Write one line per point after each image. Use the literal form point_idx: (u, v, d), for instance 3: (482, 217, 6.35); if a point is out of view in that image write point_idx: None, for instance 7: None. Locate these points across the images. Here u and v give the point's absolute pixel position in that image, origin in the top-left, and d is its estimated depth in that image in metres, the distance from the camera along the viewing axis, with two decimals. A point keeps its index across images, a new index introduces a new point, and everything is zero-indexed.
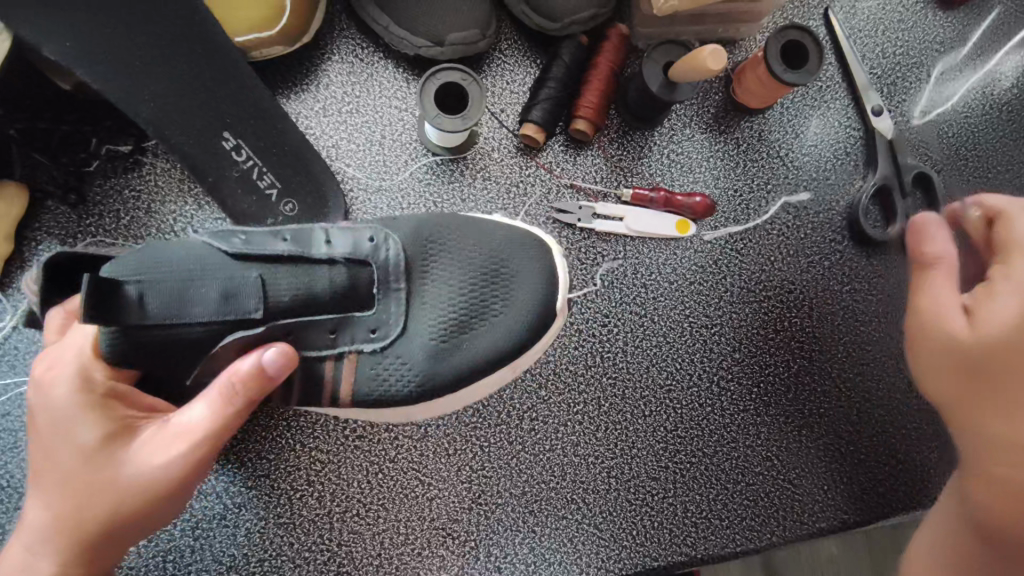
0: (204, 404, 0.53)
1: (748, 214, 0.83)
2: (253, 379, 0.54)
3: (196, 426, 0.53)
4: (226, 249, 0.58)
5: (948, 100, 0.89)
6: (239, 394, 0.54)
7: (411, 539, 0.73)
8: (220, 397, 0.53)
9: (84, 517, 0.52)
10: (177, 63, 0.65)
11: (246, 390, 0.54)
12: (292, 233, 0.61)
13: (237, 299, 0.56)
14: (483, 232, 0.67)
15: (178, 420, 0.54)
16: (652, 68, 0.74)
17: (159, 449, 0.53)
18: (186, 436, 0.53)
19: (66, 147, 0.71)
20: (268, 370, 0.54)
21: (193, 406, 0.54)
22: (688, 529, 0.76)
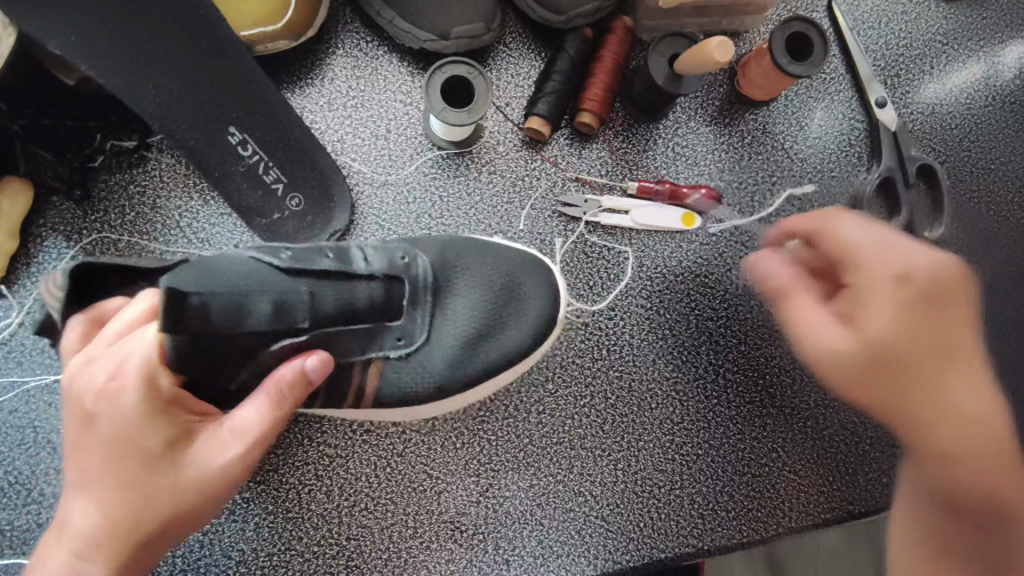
0: (257, 406, 0.53)
1: (752, 207, 0.83)
2: (305, 379, 0.54)
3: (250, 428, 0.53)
4: (274, 262, 0.57)
5: (951, 91, 0.89)
6: (291, 395, 0.54)
7: (419, 532, 0.73)
8: (273, 397, 0.53)
9: (141, 519, 0.51)
10: (182, 57, 0.65)
11: (298, 389, 0.54)
12: (333, 251, 0.61)
13: (289, 312, 0.55)
14: (495, 252, 0.71)
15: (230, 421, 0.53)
16: (657, 61, 0.74)
17: (214, 451, 0.53)
18: (243, 436, 0.53)
19: (71, 142, 0.70)
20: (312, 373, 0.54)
21: (244, 408, 0.53)
22: (696, 520, 0.76)
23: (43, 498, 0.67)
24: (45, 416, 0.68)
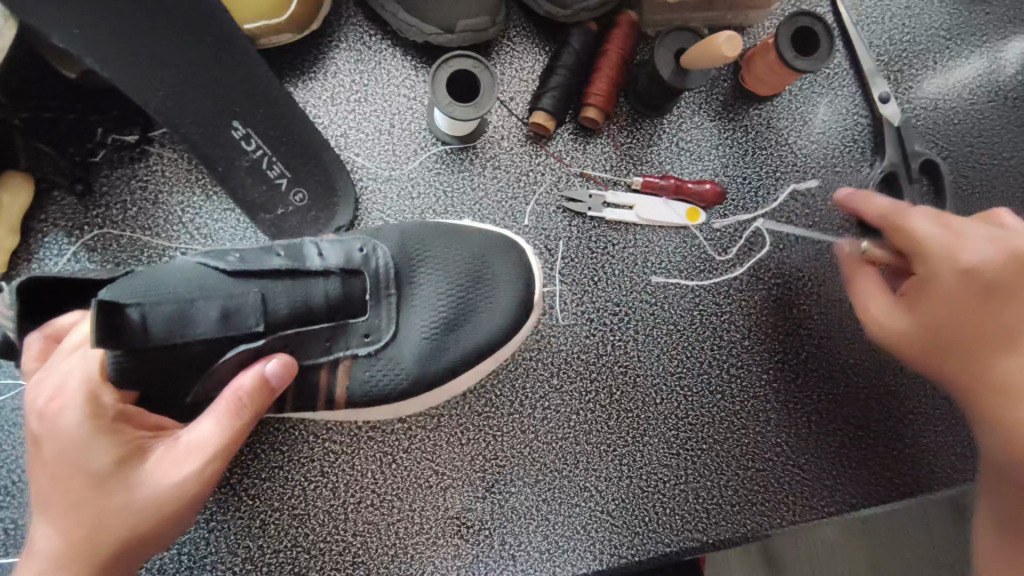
0: (209, 417, 0.52)
1: (757, 202, 0.83)
2: (261, 386, 0.54)
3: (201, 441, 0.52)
4: (221, 267, 0.58)
5: (954, 86, 0.89)
6: (247, 402, 0.53)
7: (426, 528, 0.73)
8: (226, 408, 0.53)
9: (94, 543, 0.49)
10: (185, 50, 0.64)
11: (252, 397, 0.53)
12: (284, 249, 0.62)
13: (237, 317, 0.56)
14: (460, 239, 0.69)
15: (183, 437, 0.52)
16: (663, 56, 0.74)
17: (164, 470, 0.51)
18: (196, 449, 0.51)
19: (72, 136, 0.69)
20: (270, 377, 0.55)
21: (196, 423, 0.52)
22: (699, 515, 0.77)
23: None
24: None
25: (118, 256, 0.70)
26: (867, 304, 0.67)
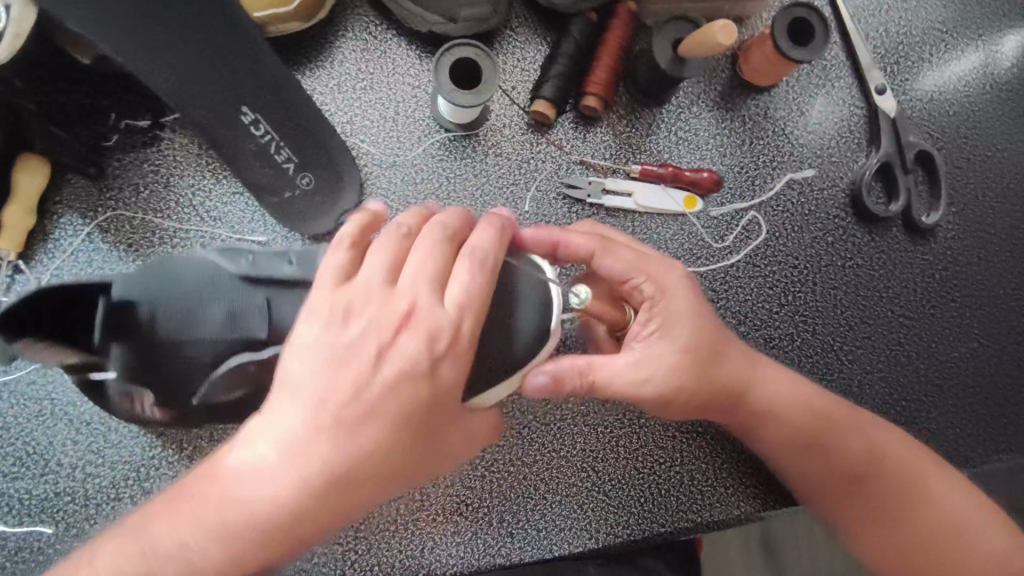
0: (429, 287, 0.49)
1: (754, 190, 0.85)
2: (387, 263, 0.50)
3: (467, 309, 0.49)
4: (232, 269, 0.59)
5: (950, 79, 0.90)
6: (388, 279, 0.49)
7: (426, 505, 0.75)
8: (426, 278, 0.49)
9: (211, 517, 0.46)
10: (196, 38, 0.66)
11: (467, 294, 0.49)
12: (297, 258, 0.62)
13: (242, 320, 0.57)
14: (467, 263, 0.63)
15: (430, 315, 0.48)
16: (661, 43, 0.76)
17: (369, 370, 0.47)
18: (307, 374, 0.47)
19: (87, 121, 0.72)
20: (380, 254, 0.50)
21: (311, 321, 0.48)
22: (694, 496, 0.79)
23: (61, 469, 0.69)
24: (62, 390, 0.70)
25: (131, 238, 0.72)
26: (661, 289, 0.61)
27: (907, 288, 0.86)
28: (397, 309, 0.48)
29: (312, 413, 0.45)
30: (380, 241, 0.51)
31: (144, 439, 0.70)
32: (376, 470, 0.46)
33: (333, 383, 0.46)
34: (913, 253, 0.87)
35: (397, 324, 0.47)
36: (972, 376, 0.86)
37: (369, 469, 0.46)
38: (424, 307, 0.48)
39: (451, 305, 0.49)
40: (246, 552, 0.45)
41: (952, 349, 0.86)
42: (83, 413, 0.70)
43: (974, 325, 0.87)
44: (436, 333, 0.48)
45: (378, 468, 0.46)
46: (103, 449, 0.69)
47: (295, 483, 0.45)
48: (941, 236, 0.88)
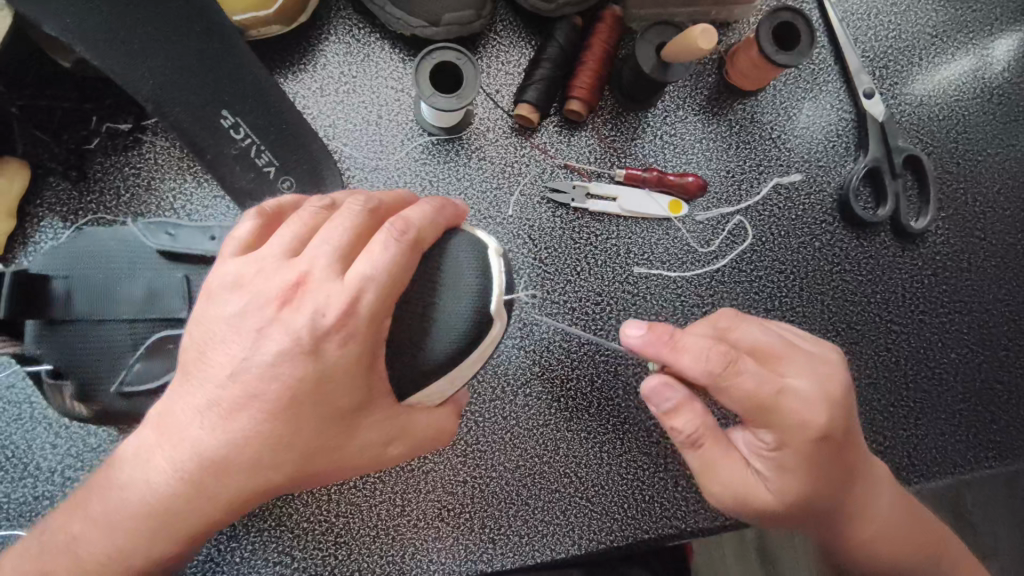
0: (331, 259, 0.47)
1: (740, 195, 0.84)
2: (294, 235, 0.49)
3: (370, 284, 0.46)
4: (153, 244, 0.66)
5: (940, 83, 0.90)
6: (291, 252, 0.49)
7: (407, 510, 0.75)
8: (329, 251, 0.47)
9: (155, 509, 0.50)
10: (176, 42, 0.66)
11: (378, 266, 0.47)
12: (217, 233, 0.68)
13: (160, 298, 0.64)
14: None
15: (321, 288, 0.47)
16: (645, 49, 0.75)
17: (257, 352, 0.47)
18: (217, 353, 0.48)
19: (68, 124, 0.71)
20: (285, 228, 0.49)
21: (214, 300, 0.49)
22: (678, 503, 0.78)
23: (39, 472, 0.69)
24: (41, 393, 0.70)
25: None
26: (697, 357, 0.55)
27: (896, 294, 0.86)
28: (288, 277, 0.47)
29: (198, 406, 0.48)
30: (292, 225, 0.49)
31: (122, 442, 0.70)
32: (251, 471, 0.48)
33: (217, 375, 0.48)
34: (901, 258, 0.86)
35: (285, 295, 0.47)
36: (961, 382, 0.85)
37: (279, 440, 0.47)
38: (318, 278, 0.47)
39: (350, 281, 0.46)
40: (141, 535, 0.50)
41: (941, 355, 0.85)
42: (62, 416, 0.70)
43: (964, 331, 0.86)
44: (321, 308, 0.46)
45: (252, 469, 0.48)
46: (81, 453, 0.69)
47: (179, 476, 0.49)
48: (930, 242, 0.87)
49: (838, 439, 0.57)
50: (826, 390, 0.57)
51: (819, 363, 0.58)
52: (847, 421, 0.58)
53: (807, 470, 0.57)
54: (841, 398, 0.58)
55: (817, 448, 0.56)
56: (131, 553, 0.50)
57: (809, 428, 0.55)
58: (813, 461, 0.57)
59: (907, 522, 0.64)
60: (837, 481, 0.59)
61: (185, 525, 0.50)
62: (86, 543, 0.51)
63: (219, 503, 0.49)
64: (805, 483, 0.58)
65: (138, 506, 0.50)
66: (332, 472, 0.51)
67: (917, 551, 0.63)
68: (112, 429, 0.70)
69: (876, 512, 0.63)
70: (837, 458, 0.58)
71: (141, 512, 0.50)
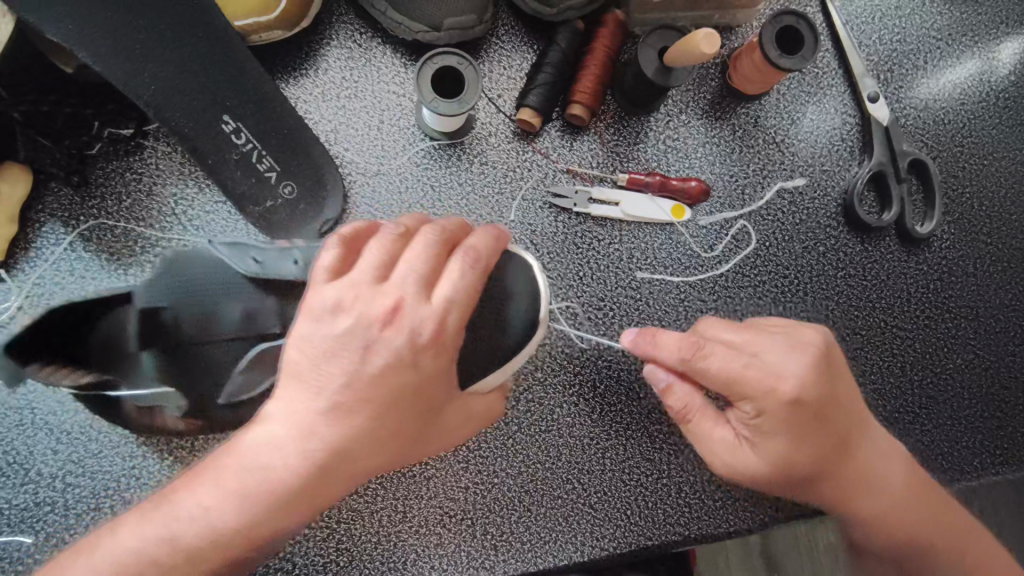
0: (420, 284, 0.50)
1: (743, 200, 0.84)
2: (379, 261, 0.50)
3: (454, 307, 0.50)
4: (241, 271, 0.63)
5: (945, 87, 0.89)
6: (379, 276, 0.50)
7: (409, 517, 0.74)
8: (416, 277, 0.50)
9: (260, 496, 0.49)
10: (178, 47, 0.66)
11: (456, 289, 0.50)
12: (303, 257, 0.64)
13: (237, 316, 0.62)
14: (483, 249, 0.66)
15: (415, 312, 0.50)
16: (647, 53, 0.75)
17: (353, 364, 0.49)
18: (310, 363, 0.50)
19: (70, 129, 0.71)
20: (374, 252, 0.51)
21: (312, 325, 0.50)
22: (682, 509, 0.77)
23: (40, 478, 0.69)
24: (43, 398, 0.70)
25: (114, 246, 0.72)
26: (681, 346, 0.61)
27: (901, 299, 0.85)
28: (384, 302, 0.49)
29: (308, 404, 0.50)
30: (372, 249, 0.51)
31: (124, 447, 0.70)
32: (349, 458, 0.50)
33: (324, 380, 0.50)
34: (907, 263, 0.85)
35: (381, 320, 0.49)
36: (968, 388, 0.84)
37: (377, 434, 0.50)
38: (410, 305, 0.50)
39: (437, 304, 0.50)
40: (234, 525, 0.49)
41: (947, 361, 0.85)
42: (63, 422, 0.70)
43: (970, 337, 0.85)
44: (419, 329, 0.50)
45: (359, 459, 0.50)
46: (83, 458, 0.69)
47: (283, 463, 0.49)
48: (936, 246, 0.86)
49: (820, 412, 0.60)
50: (802, 363, 0.59)
51: (792, 343, 0.61)
52: (827, 397, 0.60)
53: (788, 443, 0.60)
54: (820, 368, 0.60)
55: (794, 420, 0.59)
56: (224, 544, 0.49)
57: (781, 397, 0.58)
58: (793, 431, 0.59)
59: (907, 507, 0.65)
60: (827, 457, 0.62)
61: (279, 515, 0.49)
62: (172, 535, 0.49)
63: (325, 490, 0.50)
64: (788, 457, 0.60)
65: (233, 493, 0.49)
66: (409, 456, 0.55)
67: (917, 534, 0.64)
68: (114, 434, 0.70)
69: (876, 492, 0.64)
70: (818, 432, 0.60)
71: (238, 501, 0.49)
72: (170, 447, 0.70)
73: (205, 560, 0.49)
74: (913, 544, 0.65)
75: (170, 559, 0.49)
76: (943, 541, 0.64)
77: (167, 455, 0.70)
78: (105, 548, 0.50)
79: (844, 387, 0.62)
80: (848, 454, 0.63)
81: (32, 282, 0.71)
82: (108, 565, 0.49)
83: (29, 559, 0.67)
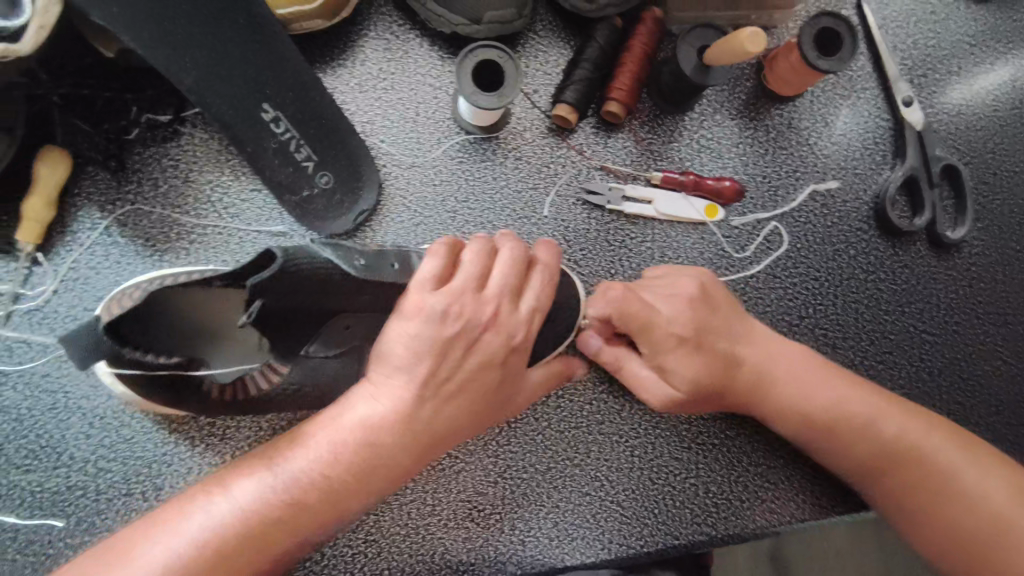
0: (511, 294, 0.57)
1: (776, 201, 0.83)
2: (476, 270, 0.55)
3: (539, 314, 0.59)
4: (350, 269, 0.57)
5: (978, 93, 0.89)
6: (477, 284, 0.55)
7: (437, 510, 0.74)
8: (511, 289, 0.57)
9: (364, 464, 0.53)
10: (219, 33, 0.65)
11: (539, 294, 0.58)
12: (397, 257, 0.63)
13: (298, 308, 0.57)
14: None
15: (509, 321, 0.57)
16: (686, 50, 0.75)
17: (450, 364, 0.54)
18: (412, 356, 0.53)
19: (109, 114, 0.71)
20: (473, 262, 0.55)
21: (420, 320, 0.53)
22: (709, 509, 0.77)
23: (73, 462, 0.69)
24: (77, 382, 0.70)
25: (150, 232, 0.72)
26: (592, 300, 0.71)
27: (930, 304, 0.85)
28: (483, 312, 0.55)
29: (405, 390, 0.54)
30: (469, 259, 0.55)
31: (157, 433, 0.70)
32: (446, 423, 0.55)
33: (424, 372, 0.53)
34: (936, 268, 0.85)
35: (484, 326, 0.55)
36: (995, 395, 0.84)
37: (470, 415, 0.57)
38: (505, 313, 0.56)
39: (525, 310, 0.58)
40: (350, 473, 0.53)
41: (976, 367, 0.85)
42: (96, 407, 0.70)
43: (998, 344, 0.85)
44: (513, 334, 0.57)
45: (453, 435, 0.56)
46: (115, 444, 0.69)
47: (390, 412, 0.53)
48: (966, 252, 0.86)
49: (700, 343, 0.67)
50: (676, 303, 0.68)
51: (670, 291, 0.69)
52: (708, 327, 0.68)
53: (684, 373, 0.67)
54: (693, 304, 0.68)
55: (682, 347, 0.67)
56: (346, 497, 0.53)
57: (665, 329, 0.67)
58: (687, 361, 0.67)
59: (823, 415, 0.66)
60: (725, 383, 0.68)
61: (392, 468, 0.54)
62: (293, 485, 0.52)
63: (420, 460, 0.56)
64: (689, 385, 0.67)
65: (344, 445, 0.53)
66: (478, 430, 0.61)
67: (847, 432, 0.66)
68: (147, 420, 0.70)
69: (788, 409, 0.68)
70: (709, 365, 0.67)
71: (358, 462, 0.53)
72: (203, 434, 0.70)
73: (325, 507, 0.52)
74: (842, 447, 0.66)
75: (300, 511, 0.51)
76: (871, 438, 0.65)
77: (198, 443, 0.70)
78: (226, 505, 0.51)
79: (726, 314, 0.69)
80: (753, 384, 0.68)
81: (69, 265, 0.71)
82: (233, 517, 0.50)
83: (60, 543, 0.67)
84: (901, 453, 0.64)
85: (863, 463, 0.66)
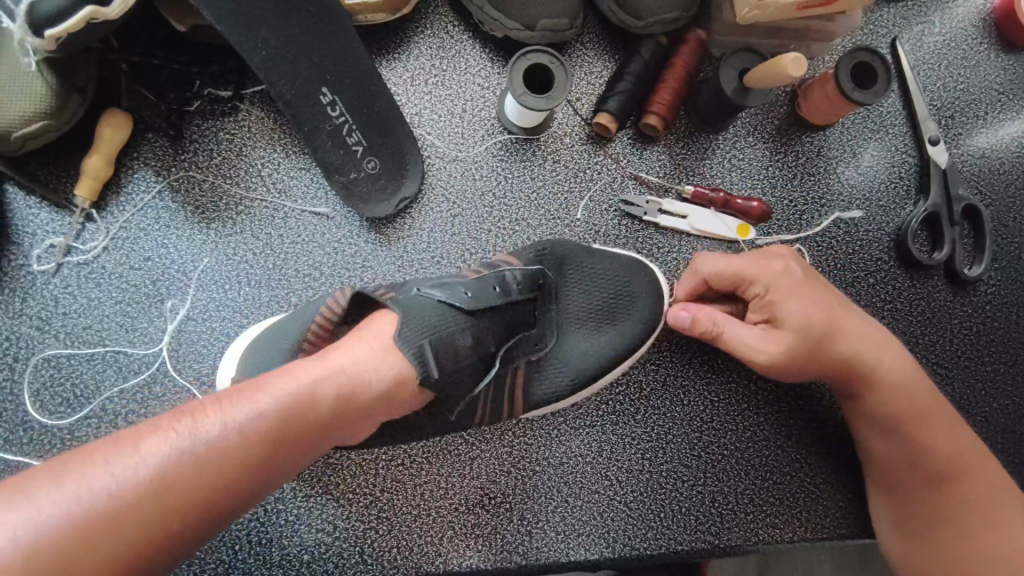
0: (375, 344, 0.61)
1: (800, 225, 0.86)
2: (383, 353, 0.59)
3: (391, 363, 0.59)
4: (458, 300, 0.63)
5: (1003, 139, 0.92)
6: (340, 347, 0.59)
7: (450, 493, 0.76)
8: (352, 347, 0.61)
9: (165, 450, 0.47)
10: (291, 19, 0.69)
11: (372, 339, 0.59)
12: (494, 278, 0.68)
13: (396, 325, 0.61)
14: (597, 270, 0.76)
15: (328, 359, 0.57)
16: (728, 71, 0.78)
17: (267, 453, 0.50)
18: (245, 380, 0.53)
19: (173, 85, 0.74)
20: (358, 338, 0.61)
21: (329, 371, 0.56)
22: (714, 518, 0.79)
23: (104, 414, 0.70)
24: (115, 335, 0.72)
25: (200, 200, 0.75)
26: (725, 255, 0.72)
27: (944, 337, 0.87)
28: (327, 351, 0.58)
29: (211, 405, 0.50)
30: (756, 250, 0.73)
31: (189, 393, 0.72)
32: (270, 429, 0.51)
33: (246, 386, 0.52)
34: (953, 304, 0.87)
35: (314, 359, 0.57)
36: (1002, 433, 0.86)
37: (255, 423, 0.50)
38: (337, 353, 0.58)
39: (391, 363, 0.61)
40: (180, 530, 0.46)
41: (985, 404, 0.86)
42: (131, 362, 0.72)
43: (1008, 383, 0.87)
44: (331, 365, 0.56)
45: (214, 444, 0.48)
46: (146, 399, 0.71)
47: (253, 494, 0.50)
48: (981, 290, 0.88)
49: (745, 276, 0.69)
50: (868, 330, 0.70)
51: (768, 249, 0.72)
52: (824, 338, 0.67)
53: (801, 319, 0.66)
54: (813, 279, 0.70)
55: (824, 295, 0.68)
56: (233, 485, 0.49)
57: (812, 279, 0.69)
58: (814, 316, 0.66)
59: (918, 410, 0.70)
60: (833, 334, 0.67)
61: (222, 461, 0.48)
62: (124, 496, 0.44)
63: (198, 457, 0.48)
64: (799, 329, 0.66)
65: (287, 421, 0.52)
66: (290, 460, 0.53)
67: (930, 436, 0.70)
68: (181, 379, 0.72)
69: (896, 381, 0.69)
70: (819, 337, 0.67)
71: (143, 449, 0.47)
72: None
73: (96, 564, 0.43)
74: (954, 461, 0.70)
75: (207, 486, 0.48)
76: (899, 431, 0.71)
77: None
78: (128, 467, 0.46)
79: (831, 289, 0.71)
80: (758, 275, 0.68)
81: (120, 224, 0.74)
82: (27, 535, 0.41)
83: None
84: (897, 458, 0.72)
85: (966, 488, 0.69)
